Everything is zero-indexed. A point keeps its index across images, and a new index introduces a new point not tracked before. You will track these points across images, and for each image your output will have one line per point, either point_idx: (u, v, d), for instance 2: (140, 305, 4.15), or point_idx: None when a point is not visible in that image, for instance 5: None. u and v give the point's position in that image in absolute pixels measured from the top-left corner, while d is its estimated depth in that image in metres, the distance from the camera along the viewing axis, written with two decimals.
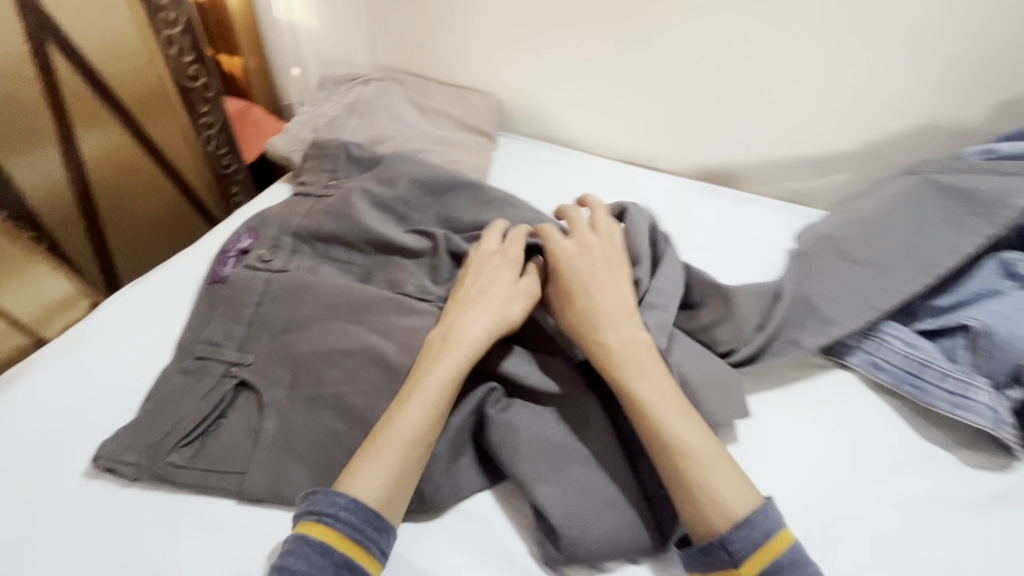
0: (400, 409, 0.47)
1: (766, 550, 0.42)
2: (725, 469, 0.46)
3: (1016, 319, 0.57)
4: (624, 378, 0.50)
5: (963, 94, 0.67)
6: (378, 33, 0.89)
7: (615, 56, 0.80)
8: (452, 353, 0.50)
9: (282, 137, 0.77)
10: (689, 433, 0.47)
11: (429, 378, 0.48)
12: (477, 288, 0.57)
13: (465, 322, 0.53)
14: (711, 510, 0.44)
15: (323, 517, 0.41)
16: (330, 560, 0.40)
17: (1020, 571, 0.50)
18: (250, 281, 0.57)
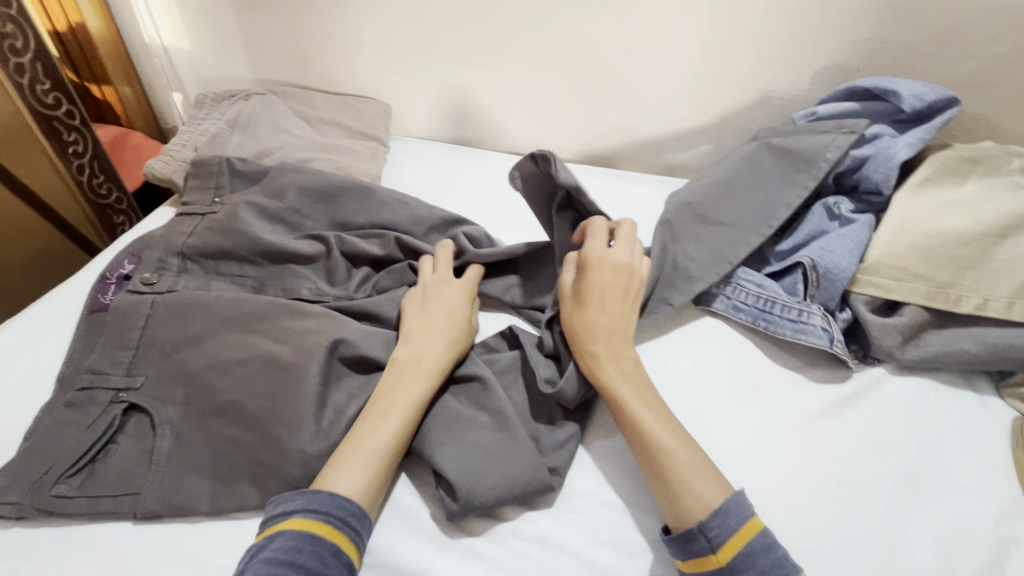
0: (374, 430, 0.48)
1: (702, 508, 0.46)
2: (682, 460, 0.48)
3: (836, 251, 0.62)
4: (616, 386, 0.53)
5: (783, 67, 0.77)
6: (254, 50, 0.92)
7: (486, 51, 0.84)
8: (418, 373, 0.52)
9: (162, 160, 0.77)
10: (665, 432, 0.50)
11: (392, 399, 0.50)
12: (435, 308, 0.59)
13: (422, 346, 0.55)
14: (679, 495, 0.47)
15: (338, 521, 0.44)
16: (338, 561, 0.42)
17: (901, 465, 0.54)
18: (135, 306, 0.58)
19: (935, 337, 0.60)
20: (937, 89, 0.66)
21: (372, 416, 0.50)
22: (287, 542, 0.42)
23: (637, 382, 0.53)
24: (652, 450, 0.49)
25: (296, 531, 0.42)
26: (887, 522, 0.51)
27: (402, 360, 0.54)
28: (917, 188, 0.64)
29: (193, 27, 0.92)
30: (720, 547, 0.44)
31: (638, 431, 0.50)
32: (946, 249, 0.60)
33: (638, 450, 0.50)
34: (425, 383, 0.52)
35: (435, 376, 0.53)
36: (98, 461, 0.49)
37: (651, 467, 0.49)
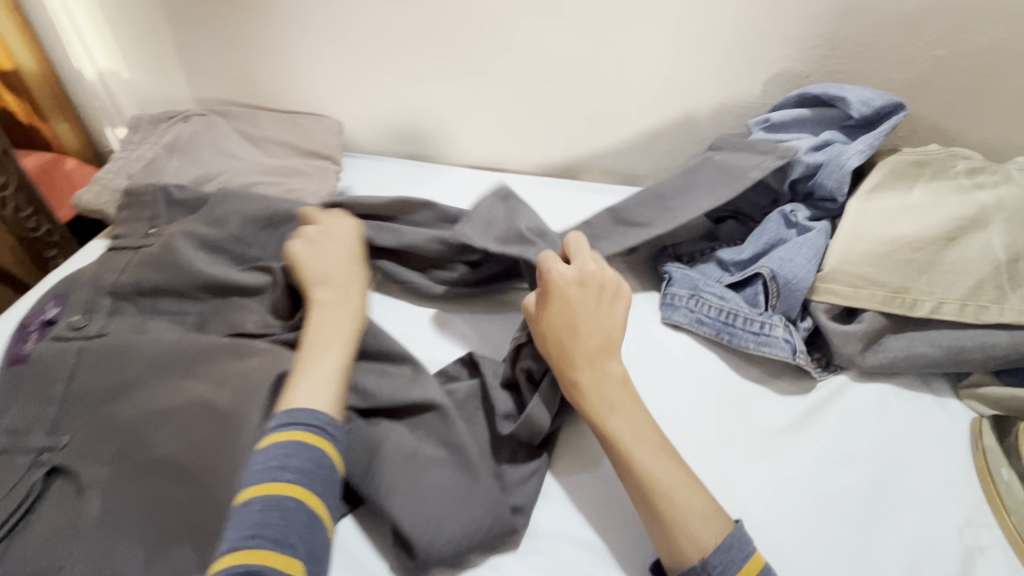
0: (321, 365, 0.51)
1: (698, 548, 0.44)
2: (677, 498, 0.46)
3: (794, 261, 0.62)
4: (605, 417, 0.49)
5: (735, 74, 0.77)
6: (192, 68, 0.88)
7: (438, 65, 0.82)
8: (345, 310, 0.57)
9: (92, 190, 0.73)
10: (658, 466, 0.47)
11: (327, 339, 0.54)
12: (335, 254, 0.62)
13: (337, 296, 0.58)
14: (675, 535, 0.45)
15: (317, 429, 0.47)
16: (325, 461, 0.46)
17: (865, 474, 0.54)
18: (58, 356, 0.54)
19: (893, 342, 0.61)
20: (884, 95, 0.66)
21: (311, 353, 0.52)
22: (276, 450, 0.45)
23: (628, 409, 0.50)
24: (646, 487, 0.46)
25: (282, 442, 0.45)
26: (856, 536, 0.50)
27: (319, 308, 0.57)
28: (868, 195, 0.64)
29: (126, 47, 0.87)
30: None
31: (631, 467, 0.47)
32: (899, 254, 0.60)
33: (632, 487, 0.48)
34: (351, 320, 0.57)
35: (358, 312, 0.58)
36: (17, 532, 0.45)
37: (646, 505, 0.46)
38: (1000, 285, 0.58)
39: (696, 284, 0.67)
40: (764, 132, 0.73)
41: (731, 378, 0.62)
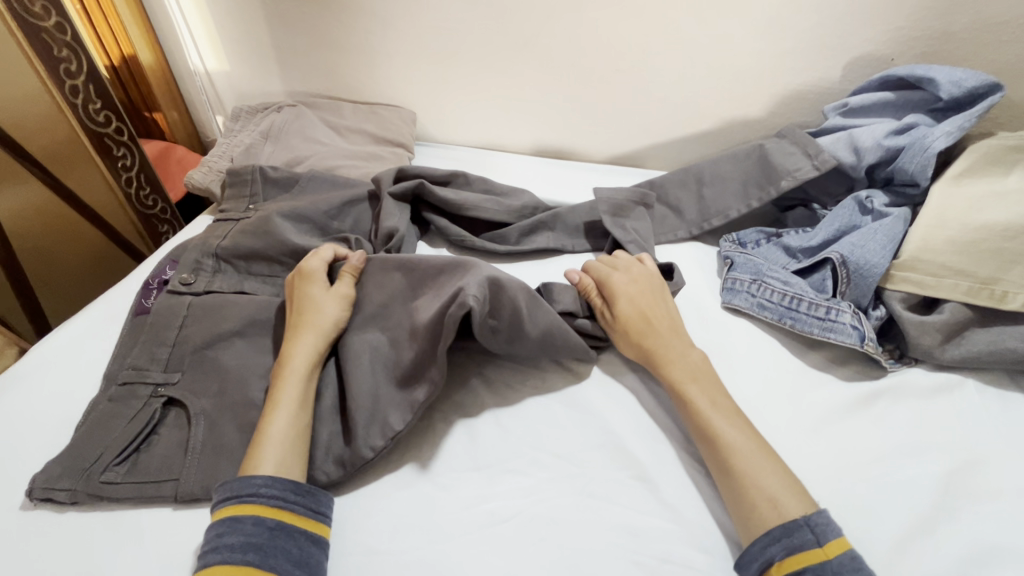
0: (265, 427, 0.48)
1: (774, 509, 0.43)
2: (747, 462, 0.46)
3: (867, 247, 0.60)
4: (685, 385, 0.52)
5: (813, 60, 0.75)
6: (287, 66, 0.96)
7: (508, 56, 0.85)
8: (309, 333, 0.54)
9: (201, 170, 0.82)
10: (736, 432, 0.48)
11: (277, 397, 0.50)
12: (294, 302, 0.58)
13: (292, 343, 0.54)
14: (750, 493, 0.45)
15: (241, 497, 0.43)
16: (264, 528, 0.42)
17: (958, 464, 0.51)
18: (173, 307, 0.62)
19: (978, 335, 0.57)
20: (977, 75, 0.63)
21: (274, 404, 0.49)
22: (209, 533, 0.42)
23: (700, 385, 0.53)
24: (721, 448, 0.48)
25: (213, 523, 0.43)
26: (943, 526, 0.47)
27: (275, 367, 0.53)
28: (955, 181, 0.62)
29: (230, 46, 0.96)
30: (798, 554, 0.41)
31: (707, 429, 0.49)
32: (990, 242, 0.57)
33: (708, 451, 0.49)
34: (308, 345, 0.53)
35: (309, 358, 0.53)
36: (142, 450, 0.52)
37: (719, 464, 0.47)
38: None
39: (759, 269, 0.66)
40: (841, 117, 0.71)
41: (796, 363, 0.60)
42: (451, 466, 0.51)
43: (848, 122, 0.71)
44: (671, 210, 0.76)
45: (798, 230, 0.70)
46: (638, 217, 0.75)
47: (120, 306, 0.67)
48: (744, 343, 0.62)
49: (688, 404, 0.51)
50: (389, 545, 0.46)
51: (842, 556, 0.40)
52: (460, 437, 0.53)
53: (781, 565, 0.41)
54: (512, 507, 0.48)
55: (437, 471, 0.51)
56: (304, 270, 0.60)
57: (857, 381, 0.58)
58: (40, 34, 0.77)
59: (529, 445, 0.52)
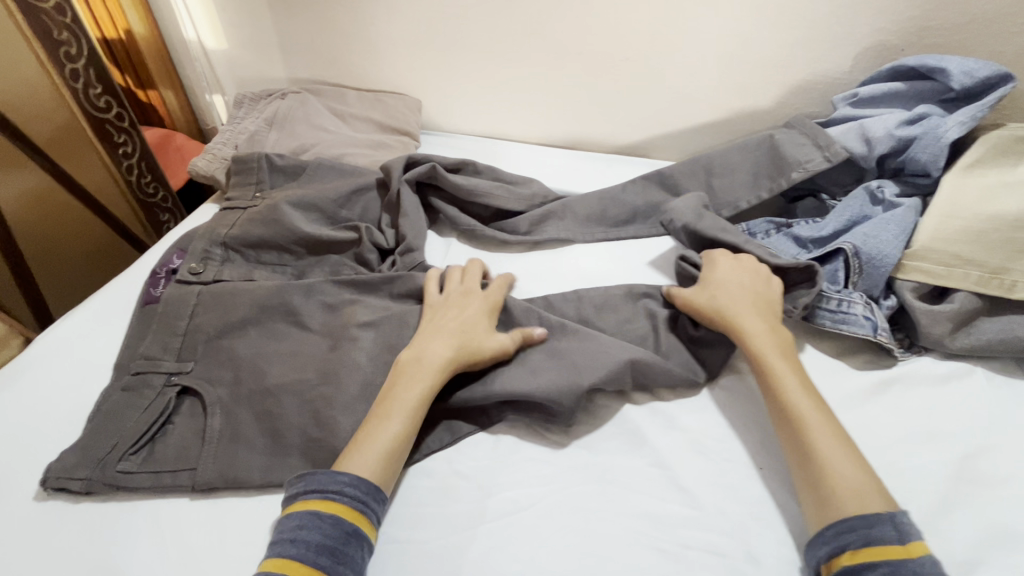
0: (377, 427, 0.47)
1: (857, 501, 0.42)
2: (827, 443, 0.46)
3: (880, 237, 0.60)
4: (770, 362, 0.52)
5: (824, 49, 0.75)
6: (289, 52, 0.95)
7: (517, 44, 0.84)
8: (448, 342, 0.53)
9: (205, 158, 0.81)
10: (852, 467, 0.44)
11: (399, 398, 0.49)
12: (455, 310, 0.57)
13: (428, 345, 0.53)
14: (831, 481, 0.44)
15: (330, 493, 0.43)
16: (341, 531, 0.42)
17: (970, 450, 0.52)
18: (183, 296, 0.61)
19: (988, 324, 0.58)
20: (989, 65, 0.63)
21: (381, 413, 0.48)
22: (290, 521, 0.42)
23: (788, 362, 0.52)
24: (801, 429, 0.47)
25: (297, 512, 0.43)
26: (958, 512, 0.48)
27: (405, 360, 0.52)
28: (966, 171, 0.62)
29: (231, 31, 0.94)
30: (877, 546, 0.39)
31: (787, 408, 0.49)
32: (1000, 233, 0.57)
33: (784, 430, 0.48)
34: (441, 359, 0.52)
35: (441, 369, 0.51)
36: (158, 440, 0.51)
37: (796, 444, 0.47)
38: None
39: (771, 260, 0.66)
40: (851, 108, 0.71)
41: (807, 352, 0.61)
42: (472, 455, 0.51)
43: (858, 113, 0.71)
44: (680, 200, 0.76)
45: (808, 220, 0.70)
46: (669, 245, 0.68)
47: (126, 294, 0.66)
48: None
49: (769, 378, 0.51)
50: (412, 534, 0.46)
51: (925, 556, 0.39)
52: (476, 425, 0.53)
53: (854, 554, 0.40)
54: (532, 495, 0.48)
55: (455, 459, 0.51)
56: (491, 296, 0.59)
57: (867, 370, 0.59)
58: (40, 15, 0.76)
59: (547, 434, 0.52)
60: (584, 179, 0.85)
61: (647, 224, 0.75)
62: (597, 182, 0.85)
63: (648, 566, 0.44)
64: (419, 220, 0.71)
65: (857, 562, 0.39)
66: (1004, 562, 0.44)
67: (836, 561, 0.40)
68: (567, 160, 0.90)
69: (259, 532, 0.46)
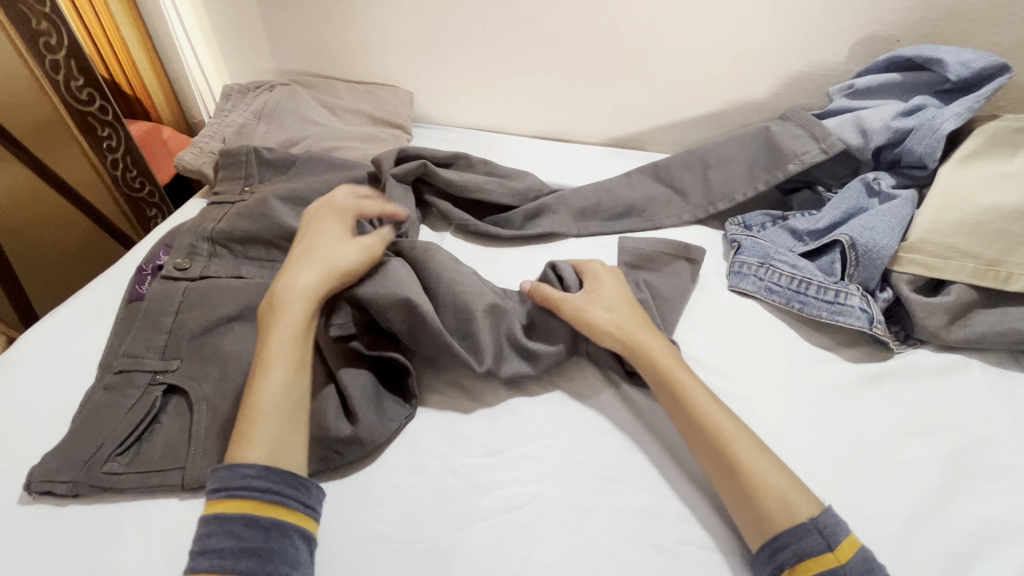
0: (258, 381, 0.46)
1: (784, 511, 0.42)
2: (749, 453, 0.45)
3: (877, 229, 0.60)
4: (673, 369, 0.51)
5: (820, 40, 0.74)
6: (278, 43, 0.93)
7: (510, 35, 0.82)
8: (312, 274, 0.53)
9: (192, 152, 0.79)
10: (773, 472, 0.44)
11: (275, 342, 0.48)
12: (302, 250, 0.55)
13: (295, 280, 0.52)
14: (761, 493, 0.43)
15: (233, 492, 0.41)
16: (256, 527, 0.40)
17: (967, 442, 0.51)
18: (168, 291, 0.60)
19: (982, 316, 0.58)
20: (985, 56, 0.63)
21: (264, 364, 0.47)
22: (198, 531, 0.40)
23: (681, 366, 0.51)
24: (719, 442, 0.46)
25: (203, 519, 0.41)
26: (956, 506, 0.47)
27: (269, 304, 0.51)
28: (963, 163, 0.62)
29: (218, 22, 0.92)
30: (809, 559, 0.40)
31: (700, 419, 0.48)
32: (996, 225, 0.57)
33: (698, 440, 0.47)
34: (308, 298, 0.51)
35: (305, 306, 0.51)
36: (144, 440, 0.50)
37: (715, 453, 0.46)
38: None
39: (766, 253, 0.65)
40: (847, 99, 0.71)
41: (804, 344, 0.60)
42: (468, 451, 0.50)
43: (854, 104, 0.70)
44: (676, 193, 0.75)
45: (804, 212, 0.70)
46: (670, 273, 0.64)
47: (111, 291, 0.64)
48: (755, 324, 0.62)
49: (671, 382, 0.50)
50: (406, 533, 0.45)
51: (853, 558, 0.40)
52: (471, 421, 0.53)
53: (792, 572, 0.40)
54: (528, 493, 0.47)
55: (450, 456, 0.50)
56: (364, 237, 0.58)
57: (864, 363, 0.59)
58: (17, 5, 0.73)
59: (542, 430, 0.52)
60: (578, 172, 0.84)
61: (642, 217, 0.75)
62: (592, 175, 0.84)
63: (645, 564, 0.43)
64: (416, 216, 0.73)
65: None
66: (999, 554, 0.44)
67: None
68: (561, 153, 0.89)
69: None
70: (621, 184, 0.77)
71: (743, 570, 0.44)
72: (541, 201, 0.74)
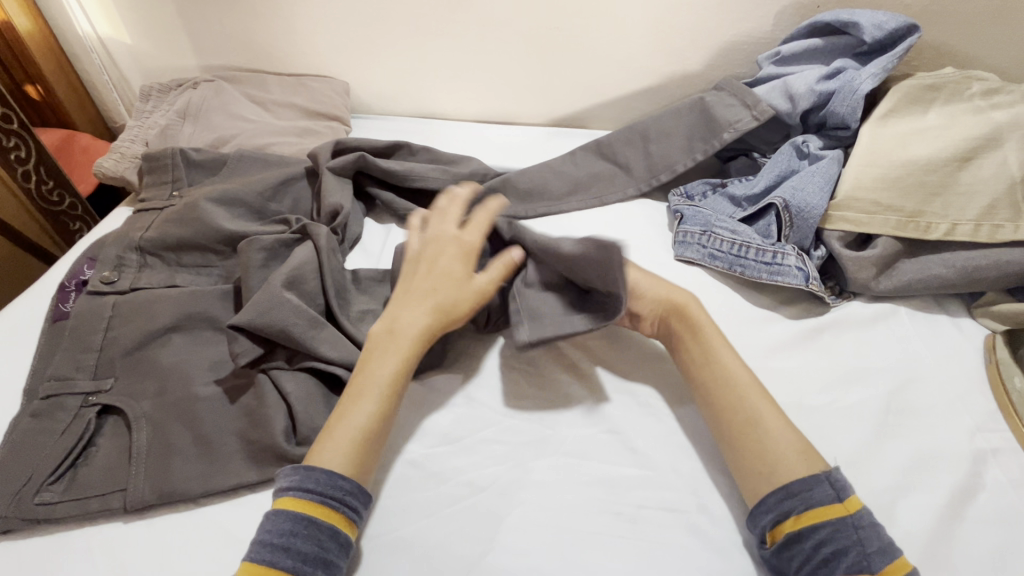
0: (350, 409, 0.46)
1: (801, 461, 0.43)
2: (765, 407, 0.46)
3: (807, 189, 0.63)
4: (708, 338, 0.51)
5: (749, 9, 0.76)
6: (198, 37, 0.88)
7: (442, 17, 0.80)
8: (417, 308, 0.50)
9: (111, 158, 0.75)
10: (786, 435, 0.45)
11: (370, 378, 0.47)
12: (426, 270, 0.52)
13: (402, 313, 0.50)
14: (771, 442, 0.44)
15: (333, 501, 0.41)
16: (336, 542, 0.41)
17: (902, 383, 0.55)
18: (96, 308, 0.56)
19: (908, 265, 0.62)
20: (897, 17, 0.66)
21: (349, 396, 0.46)
22: (263, 522, 0.41)
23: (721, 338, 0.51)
24: (741, 402, 0.47)
25: (292, 513, 0.41)
26: (891, 442, 0.51)
27: (377, 335, 0.50)
28: (881, 121, 0.65)
29: (130, 17, 0.87)
30: (817, 508, 0.41)
31: (726, 377, 0.48)
32: (913, 178, 0.61)
33: (719, 395, 0.48)
34: (408, 346, 0.49)
35: (418, 342, 0.49)
36: (79, 466, 0.47)
37: (736, 411, 0.47)
38: (1016, 202, 0.58)
39: (708, 221, 0.67)
40: (775, 66, 0.73)
41: (747, 306, 0.63)
42: (426, 441, 0.50)
43: (782, 71, 0.72)
44: (620, 168, 0.76)
45: (740, 179, 0.72)
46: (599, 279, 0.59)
47: (30, 311, 0.60)
48: (702, 291, 0.64)
49: (706, 351, 0.50)
50: (370, 530, 0.45)
51: (860, 510, 0.41)
52: (425, 410, 0.52)
53: (799, 519, 0.41)
54: (489, 476, 0.47)
55: (406, 448, 0.49)
56: (462, 245, 0.54)
57: (803, 319, 0.61)
58: None
59: (501, 413, 0.52)
60: (523, 154, 0.84)
61: (588, 196, 0.75)
62: (537, 156, 0.84)
63: (609, 532, 0.44)
64: (357, 210, 0.71)
65: (802, 527, 0.40)
66: (929, 483, 0.48)
67: (780, 528, 0.41)
68: (505, 136, 0.88)
69: (204, 546, 0.44)
70: (566, 163, 0.77)
71: (701, 524, 0.45)
72: (488, 184, 0.74)
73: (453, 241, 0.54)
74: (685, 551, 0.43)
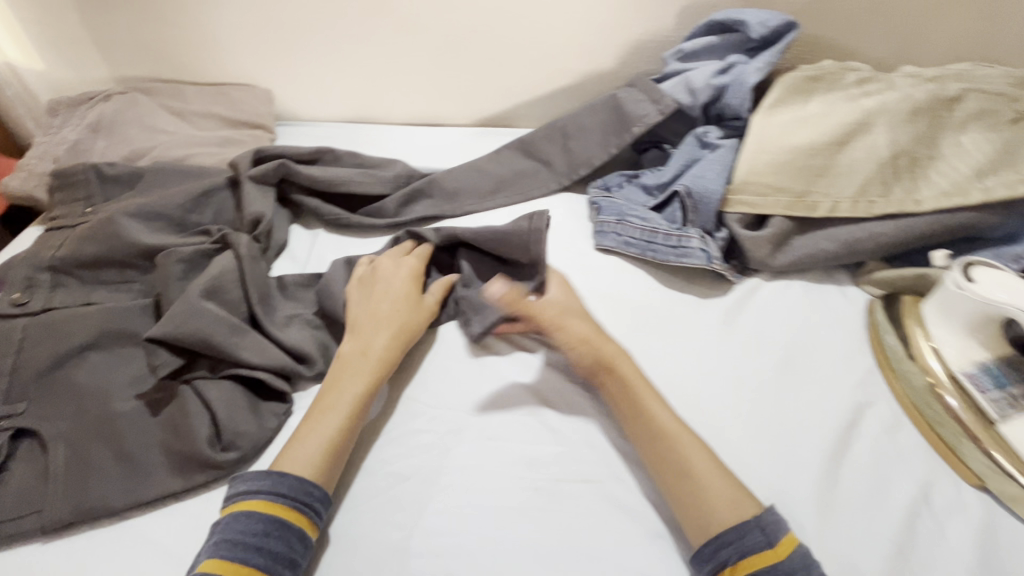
0: (315, 425, 0.48)
1: (731, 509, 0.44)
2: (692, 446, 0.47)
3: (707, 177, 0.68)
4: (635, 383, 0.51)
5: (651, 9, 0.81)
6: (108, 48, 0.85)
7: (360, 23, 0.81)
8: (379, 330, 0.55)
9: (18, 176, 0.74)
10: (704, 458, 0.47)
11: (335, 398, 0.50)
12: (382, 293, 0.58)
13: (367, 336, 0.54)
14: (702, 489, 0.45)
15: (306, 506, 0.44)
16: (303, 545, 0.43)
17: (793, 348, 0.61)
18: (5, 331, 0.55)
19: (799, 242, 0.67)
20: (779, 15, 0.72)
21: (317, 413, 0.49)
22: (237, 521, 0.42)
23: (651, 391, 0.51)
24: (669, 445, 0.48)
25: (264, 516, 0.43)
26: (784, 403, 0.56)
27: (348, 354, 0.53)
28: (770, 111, 0.71)
29: (32, 29, 0.84)
30: (750, 557, 0.41)
31: (654, 425, 0.49)
32: (799, 162, 0.67)
33: (648, 442, 0.48)
34: (372, 366, 0.52)
35: (379, 363, 0.53)
36: None
37: (671, 464, 0.47)
38: (885, 180, 0.65)
39: (621, 211, 0.71)
40: (678, 62, 0.78)
41: (659, 289, 0.67)
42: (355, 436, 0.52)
43: (684, 67, 0.77)
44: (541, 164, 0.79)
45: (652, 169, 0.77)
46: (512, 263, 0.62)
47: None
48: (617, 277, 0.68)
49: (632, 395, 0.51)
50: None
51: (793, 554, 0.41)
52: None
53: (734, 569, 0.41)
54: (414, 465, 0.49)
55: None
56: (413, 268, 0.61)
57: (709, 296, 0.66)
58: None
59: (428, 404, 0.54)
60: (449, 154, 0.86)
61: (512, 192, 0.78)
62: (463, 156, 0.86)
63: (530, 507, 0.47)
64: (281, 218, 0.72)
65: None
66: (816, 435, 0.54)
67: None
68: (431, 138, 0.90)
69: (131, 557, 0.44)
70: (489, 162, 0.80)
71: (614, 491, 0.49)
72: (413, 185, 0.76)
73: (406, 262, 0.61)
74: (599, 516, 0.47)
